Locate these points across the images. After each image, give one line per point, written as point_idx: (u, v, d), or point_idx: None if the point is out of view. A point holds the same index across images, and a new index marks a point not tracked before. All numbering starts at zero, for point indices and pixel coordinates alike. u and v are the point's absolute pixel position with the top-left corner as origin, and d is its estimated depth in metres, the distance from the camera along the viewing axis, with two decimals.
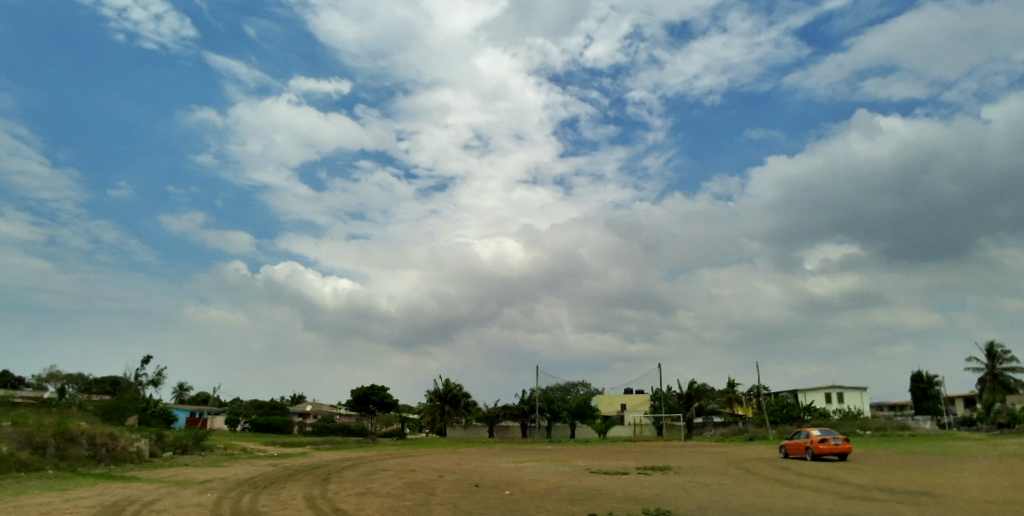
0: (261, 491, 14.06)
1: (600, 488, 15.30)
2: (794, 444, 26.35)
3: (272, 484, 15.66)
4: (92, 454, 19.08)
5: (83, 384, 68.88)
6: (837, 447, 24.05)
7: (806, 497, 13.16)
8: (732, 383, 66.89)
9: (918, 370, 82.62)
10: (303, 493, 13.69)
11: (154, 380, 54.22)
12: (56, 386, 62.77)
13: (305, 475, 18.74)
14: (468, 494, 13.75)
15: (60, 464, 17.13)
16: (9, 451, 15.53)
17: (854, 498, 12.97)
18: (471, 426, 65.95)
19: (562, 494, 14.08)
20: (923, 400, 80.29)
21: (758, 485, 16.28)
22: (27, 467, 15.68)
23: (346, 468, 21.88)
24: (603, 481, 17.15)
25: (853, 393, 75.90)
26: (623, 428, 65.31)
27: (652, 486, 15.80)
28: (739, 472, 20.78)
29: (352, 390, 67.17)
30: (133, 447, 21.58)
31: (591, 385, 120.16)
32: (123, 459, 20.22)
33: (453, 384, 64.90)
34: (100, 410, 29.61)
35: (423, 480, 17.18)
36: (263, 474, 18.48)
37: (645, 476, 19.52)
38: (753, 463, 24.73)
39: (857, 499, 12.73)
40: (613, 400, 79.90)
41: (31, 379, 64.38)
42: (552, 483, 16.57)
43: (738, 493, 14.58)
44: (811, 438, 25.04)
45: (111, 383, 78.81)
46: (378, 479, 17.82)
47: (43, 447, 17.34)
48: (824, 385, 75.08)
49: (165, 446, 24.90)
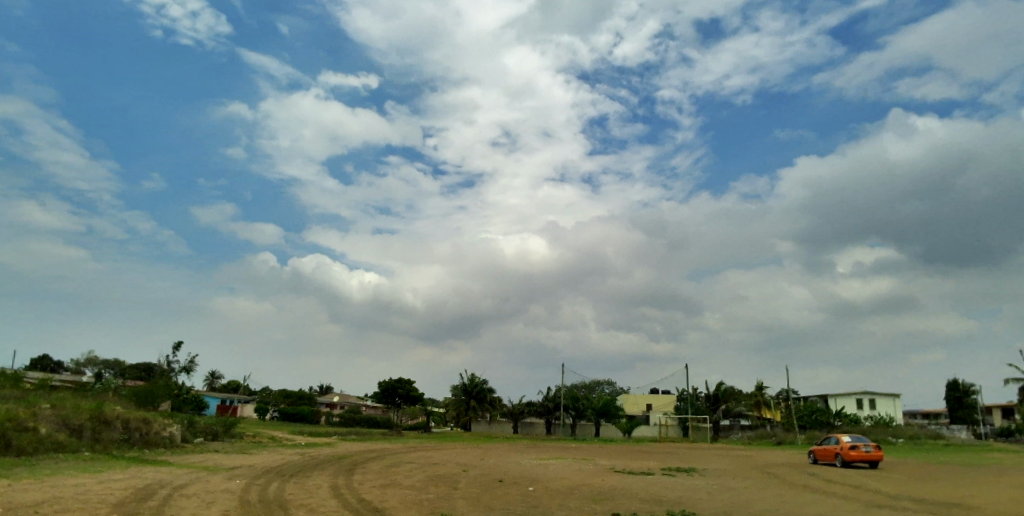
0: (289, 480, 14.21)
1: (623, 488, 14.90)
2: (824, 449, 25.52)
3: (298, 473, 15.84)
4: (126, 438, 19.54)
5: (116, 370, 71.33)
6: (867, 454, 23.13)
7: (834, 505, 12.74)
8: (761, 387, 65.61)
9: (954, 378, 79.37)
10: (328, 483, 13.77)
11: (186, 367, 55.53)
12: (92, 371, 65.09)
13: (330, 466, 18.81)
14: (491, 489, 13.72)
15: (95, 446, 17.58)
16: (47, 432, 15.99)
17: (880, 507, 12.50)
18: (495, 421, 66.46)
19: (585, 492, 13.92)
20: (958, 409, 77.35)
21: (783, 491, 15.63)
22: (64, 448, 16.12)
23: (372, 460, 21.95)
24: (626, 482, 16.81)
25: (884, 400, 73.63)
26: (648, 428, 64.48)
27: (674, 488, 15.57)
28: (764, 477, 20.25)
29: (379, 382, 67.54)
30: (166, 433, 22.07)
31: (614, 383, 119.51)
32: (154, 443, 20.67)
33: (479, 379, 64.87)
34: (133, 395, 30.44)
35: (445, 474, 17.20)
36: (291, 463, 18.73)
37: (669, 477, 19.25)
38: (777, 468, 24.22)
39: (884, 508, 12.31)
40: (639, 400, 79.23)
41: (71, 363, 67.10)
42: (575, 482, 16.26)
43: (765, 498, 13.91)
44: (842, 445, 24.22)
45: (145, 370, 81.42)
46: (402, 471, 17.89)
47: (80, 430, 17.81)
48: (854, 391, 73.05)
49: (196, 432, 25.49)
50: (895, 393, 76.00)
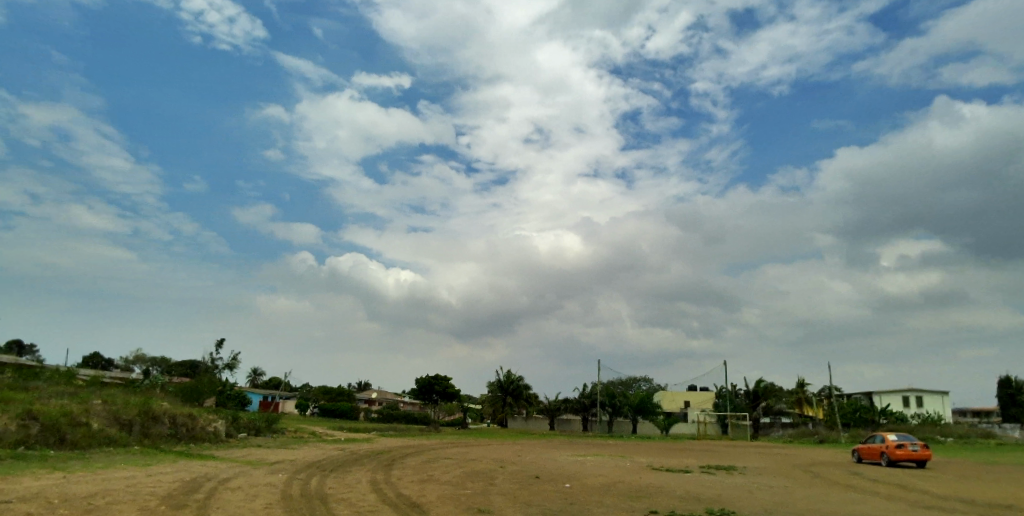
0: (329, 474, 14.41)
1: (662, 486, 14.50)
2: (868, 448, 24.35)
3: (338, 468, 16.05)
4: (173, 433, 20.24)
5: (164, 367, 74.36)
6: (915, 454, 21.94)
7: (883, 504, 12.07)
8: (801, 383, 63.42)
9: (1008, 374, 75.02)
10: (367, 478, 13.88)
11: (230, 364, 57.40)
12: (142, 368, 68.04)
13: (369, 461, 19.04)
14: (528, 485, 13.57)
15: (144, 441, 18.26)
16: (99, 427, 16.68)
17: (932, 508, 11.73)
18: (531, 418, 66.38)
19: (622, 489, 13.62)
20: (1012, 407, 73.08)
21: (828, 490, 14.91)
22: (115, 442, 16.79)
23: (409, 455, 22.12)
24: (664, 479, 16.38)
25: (932, 397, 70.18)
26: (686, 426, 63.24)
27: (714, 486, 15.09)
28: (806, 475, 19.46)
29: (416, 379, 68.44)
30: (211, 428, 22.80)
31: (650, 379, 117.92)
32: (200, 438, 21.36)
33: (515, 375, 64.87)
34: (180, 392, 31.61)
35: (483, 470, 17.16)
36: (331, 458, 19.03)
37: (708, 475, 18.71)
38: (820, 467, 23.24)
39: (935, 509, 11.55)
40: (676, 397, 77.79)
41: (122, 360, 70.32)
42: (613, 479, 15.96)
43: (810, 497, 13.28)
44: (887, 443, 23.06)
45: (191, 367, 84.63)
46: (440, 467, 17.94)
47: (130, 425, 18.53)
48: (900, 388, 69.81)
49: (240, 427, 26.25)
50: (944, 391, 72.30)
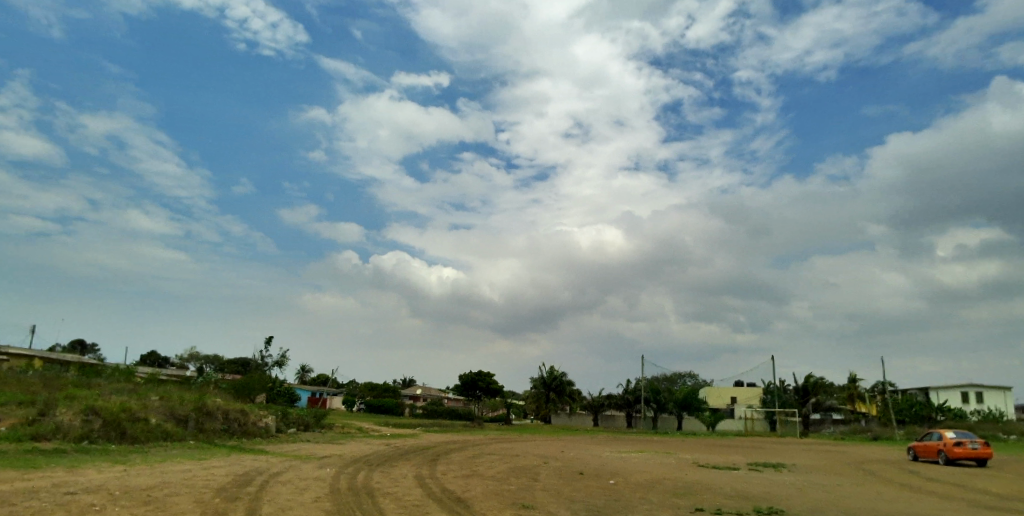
0: (375, 468, 14.61)
1: (709, 483, 14.01)
2: (925, 446, 22.87)
3: (385, 463, 16.29)
4: (226, 428, 21.00)
5: (217, 365, 77.61)
6: (976, 452, 20.46)
7: (944, 504, 11.24)
8: (852, 378, 60.47)
9: None
10: (413, 472, 13.99)
11: (279, 361, 59.36)
12: (196, 366, 71.23)
13: (414, 456, 19.26)
14: (572, 481, 13.36)
15: (199, 435, 19.00)
16: (157, 422, 17.46)
17: (996, 508, 10.83)
18: (575, 414, 65.91)
19: (668, 486, 13.22)
20: None
21: (886, 490, 14.01)
22: (171, 436, 17.54)
23: (452, 451, 22.24)
24: (711, 476, 15.84)
25: (994, 393, 65.63)
26: (733, 422, 61.45)
27: (763, 483, 14.48)
28: (861, 474, 18.43)
29: (460, 375, 69.04)
30: (262, 423, 23.56)
31: (695, 374, 115.36)
32: (252, 433, 22.08)
33: (558, 372, 64.58)
34: (232, 388, 32.88)
35: (527, 466, 17.05)
36: (377, 453, 19.33)
37: (758, 472, 17.98)
38: (874, 465, 22.00)
39: (998, 510, 10.67)
40: (723, 393, 75.73)
41: (177, 358, 73.83)
42: (658, 475, 15.55)
43: (867, 496, 12.52)
44: (945, 441, 21.59)
45: (242, 365, 88.08)
46: (484, 462, 17.94)
47: (185, 420, 19.32)
48: (958, 383, 65.52)
49: (290, 422, 27.03)
50: (1005, 386, 67.47)
